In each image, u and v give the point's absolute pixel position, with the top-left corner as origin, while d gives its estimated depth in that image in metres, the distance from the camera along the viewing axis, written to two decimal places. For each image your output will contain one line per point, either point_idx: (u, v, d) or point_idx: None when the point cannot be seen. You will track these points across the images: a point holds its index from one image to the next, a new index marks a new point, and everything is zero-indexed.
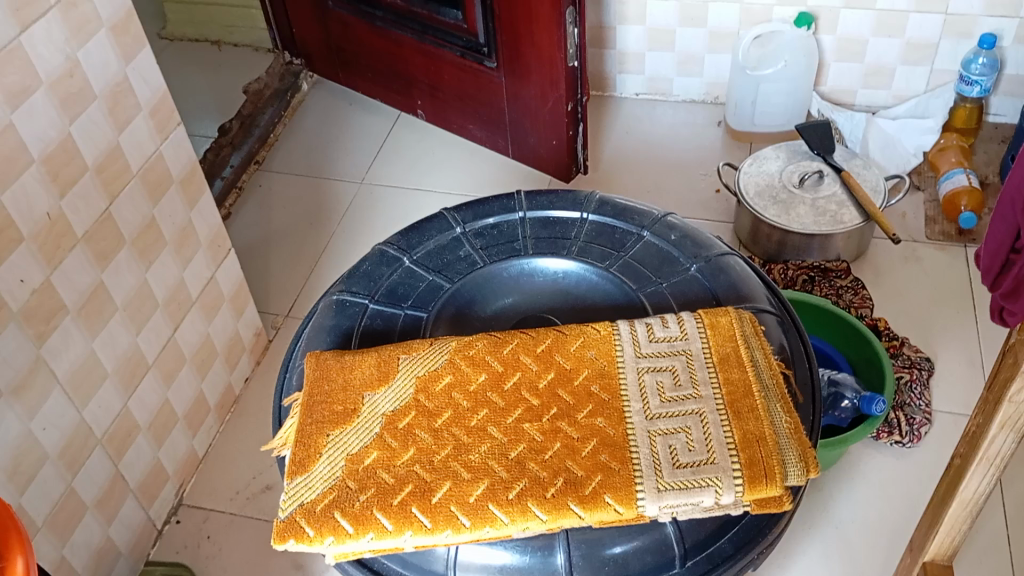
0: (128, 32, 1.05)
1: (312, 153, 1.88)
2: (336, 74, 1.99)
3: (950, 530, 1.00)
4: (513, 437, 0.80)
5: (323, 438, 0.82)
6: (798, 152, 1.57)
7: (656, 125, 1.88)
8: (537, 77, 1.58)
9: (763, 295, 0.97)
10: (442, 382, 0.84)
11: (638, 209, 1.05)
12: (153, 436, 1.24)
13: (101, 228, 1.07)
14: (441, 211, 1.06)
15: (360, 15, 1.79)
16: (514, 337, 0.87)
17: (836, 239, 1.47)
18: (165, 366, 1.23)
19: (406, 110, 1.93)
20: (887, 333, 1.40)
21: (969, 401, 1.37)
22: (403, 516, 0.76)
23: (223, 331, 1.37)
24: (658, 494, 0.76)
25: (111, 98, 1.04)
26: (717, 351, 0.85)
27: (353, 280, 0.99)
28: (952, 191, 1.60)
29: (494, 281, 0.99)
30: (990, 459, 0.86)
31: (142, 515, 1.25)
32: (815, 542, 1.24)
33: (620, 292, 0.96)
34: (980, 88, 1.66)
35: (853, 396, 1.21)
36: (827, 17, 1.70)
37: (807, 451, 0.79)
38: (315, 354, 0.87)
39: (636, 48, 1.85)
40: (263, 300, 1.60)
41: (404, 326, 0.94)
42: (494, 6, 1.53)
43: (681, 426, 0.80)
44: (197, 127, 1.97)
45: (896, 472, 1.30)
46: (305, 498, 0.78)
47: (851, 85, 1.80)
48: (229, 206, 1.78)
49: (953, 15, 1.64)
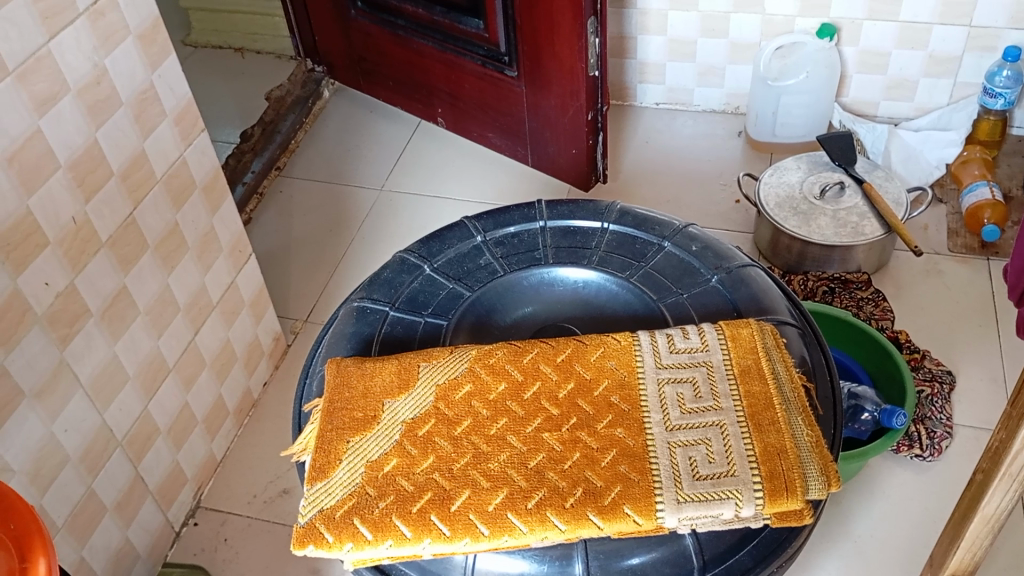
0: (155, 42, 1.06)
1: (332, 161, 1.89)
2: (357, 82, 2.01)
3: (971, 547, 0.98)
4: (532, 447, 0.80)
5: (343, 444, 0.82)
6: (819, 163, 1.57)
7: (677, 135, 1.88)
8: (558, 87, 1.58)
9: (784, 308, 0.96)
10: (462, 390, 0.84)
11: (659, 219, 1.04)
12: (172, 440, 1.25)
13: (126, 233, 1.08)
14: (462, 220, 1.06)
15: (382, 24, 1.80)
16: (534, 346, 0.87)
17: (857, 251, 1.47)
18: (185, 371, 1.24)
19: (426, 118, 1.94)
20: (908, 346, 1.40)
21: (992, 417, 1.36)
22: (422, 524, 0.76)
23: (242, 337, 1.37)
24: (677, 506, 0.75)
25: (137, 105, 1.06)
26: (738, 363, 0.84)
27: (374, 287, 1.00)
28: (975, 204, 1.59)
29: (514, 289, 0.99)
30: (1012, 476, 0.85)
31: (160, 517, 1.25)
32: (833, 555, 1.23)
33: (640, 302, 0.96)
34: (1004, 100, 1.65)
35: (873, 409, 1.20)
36: (849, 29, 1.69)
37: (829, 465, 0.79)
38: (337, 361, 0.88)
39: (657, 59, 1.85)
40: (282, 305, 1.61)
41: (424, 334, 0.94)
42: (516, 17, 1.54)
43: (701, 437, 0.80)
44: (219, 133, 1.99)
45: (916, 487, 1.29)
46: (324, 504, 0.79)
47: (873, 96, 1.80)
48: (250, 211, 1.80)
49: (977, 28, 1.63)
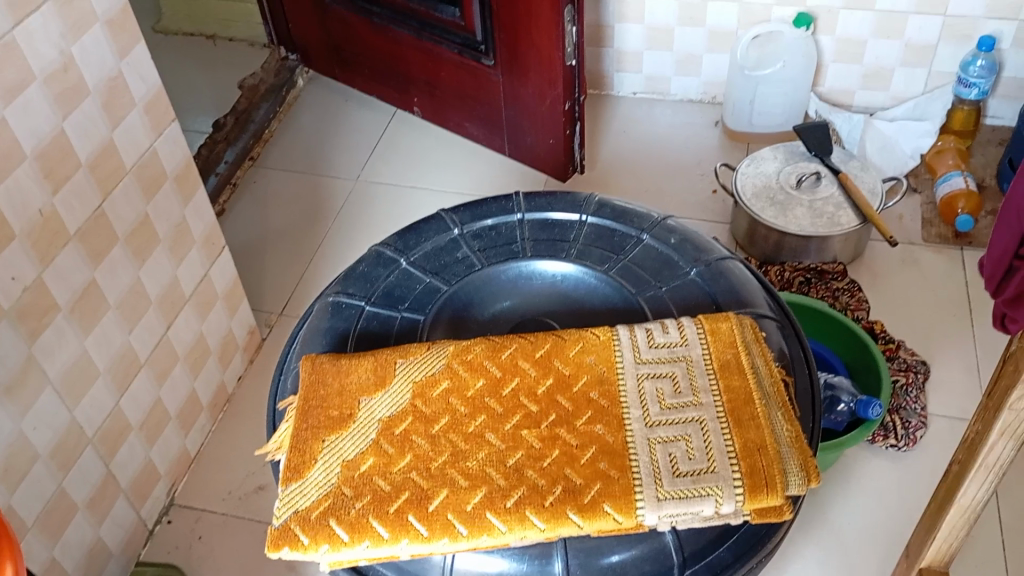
0: (124, 28, 1.03)
1: (308, 150, 1.87)
2: (333, 71, 1.98)
3: (947, 537, 0.99)
4: (511, 444, 0.79)
5: (318, 444, 0.80)
6: (795, 153, 1.57)
7: (656, 125, 1.87)
8: (536, 76, 1.57)
9: (763, 300, 0.96)
10: (439, 387, 0.83)
11: (638, 211, 1.04)
12: (146, 435, 1.23)
13: (96, 225, 1.05)
14: (439, 212, 1.04)
15: (358, 11, 1.77)
16: (512, 341, 0.86)
17: (833, 241, 1.47)
18: (158, 365, 1.22)
19: (402, 107, 1.91)
20: (883, 337, 1.41)
21: (966, 406, 1.37)
22: (400, 524, 0.75)
23: (216, 330, 1.35)
24: (657, 503, 0.75)
25: (106, 94, 1.03)
26: (717, 357, 0.84)
27: (349, 282, 0.98)
28: (949, 194, 1.60)
29: (492, 283, 0.98)
30: (988, 467, 0.87)
31: (133, 514, 1.23)
32: (810, 546, 1.23)
33: (620, 296, 0.95)
34: (978, 90, 1.66)
35: (849, 399, 1.21)
36: (826, 18, 1.69)
37: (808, 460, 0.78)
38: (311, 358, 0.86)
39: (635, 47, 1.84)
40: (257, 298, 1.59)
41: (401, 329, 0.93)
42: (492, 4, 1.52)
43: (681, 433, 0.79)
44: (191, 122, 1.95)
45: (892, 477, 1.30)
46: (300, 505, 0.77)
47: (850, 86, 1.80)
48: (223, 201, 1.77)
49: (953, 18, 1.63)
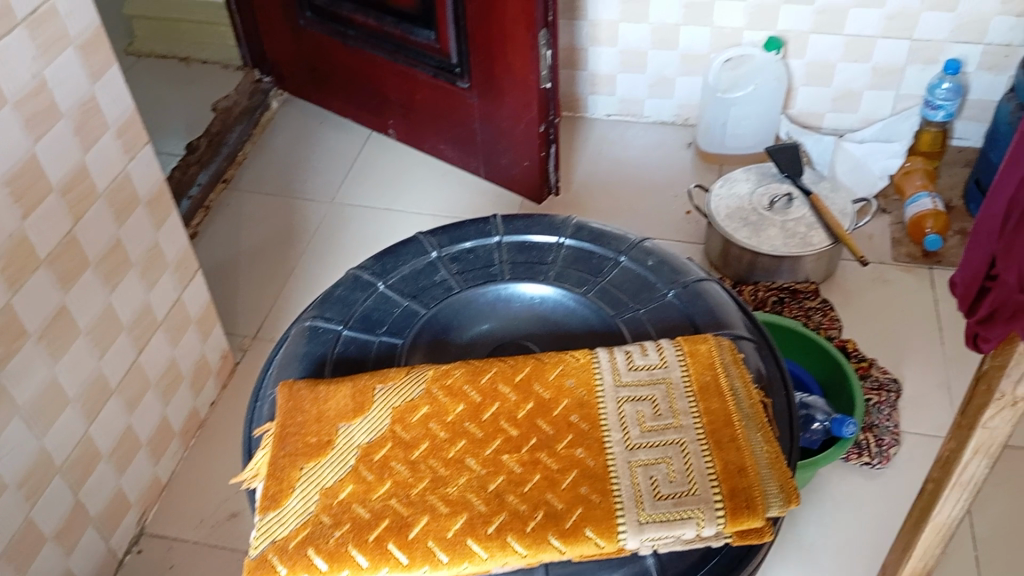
0: (98, 51, 1.02)
1: (282, 172, 1.86)
2: (309, 92, 1.97)
3: (923, 555, 1.00)
4: (491, 469, 0.79)
5: (296, 471, 0.79)
6: (767, 174, 1.59)
7: (629, 147, 1.88)
8: (511, 98, 1.57)
9: (740, 322, 0.96)
10: (419, 412, 0.82)
11: (615, 233, 1.04)
12: (117, 463, 1.20)
13: (67, 251, 1.04)
14: (416, 235, 1.04)
15: (333, 34, 1.78)
16: (492, 365, 0.86)
17: (806, 261, 1.48)
18: (129, 392, 1.20)
19: (377, 129, 1.91)
20: (856, 355, 1.42)
21: (938, 423, 1.38)
22: (379, 553, 0.74)
23: (189, 354, 1.34)
24: (639, 527, 0.75)
25: (79, 118, 1.02)
26: (697, 379, 0.84)
27: (327, 306, 0.97)
28: (918, 214, 1.62)
29: (471, 306, 0.98)
30: (963, 485, 0.87)
31: (103, 544, 1.21)
32: (788, 566, 1.23)
33: (598, 318, 0.95)
34: (944, 112, 1.69)
35: (824, 418, 1.21)
36: (796, 42, 1.72)
37: (788, 481, 0.78)
38: (288, 384, 0.85)
39: (609, 70, 1.86)
40: (230, 321, 1.57)
41: (379, 353, 0.92)
42: (467, 27, 1.52)
43: (662, 456, 0.79)
44: (164, 144, 1.94)
45: (867, 495, 1.31)
46: (278, 534, 0.76)
47: (820, 108, 1.82)
48: (196, 224, 1.75)
49: (919, 41, 1.67)
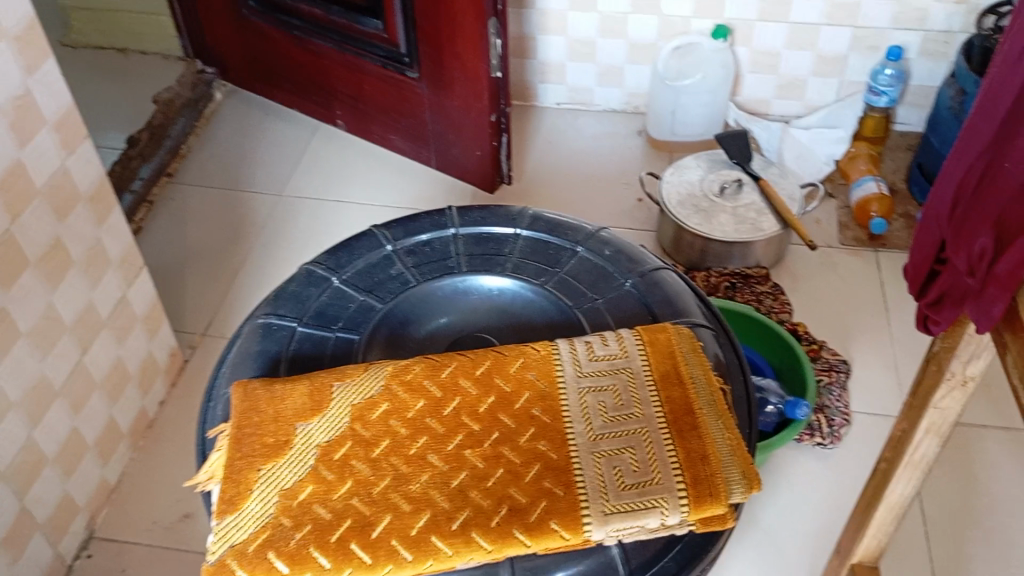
0: (32, 43, 0.98)
1: (228, 165, 1.82)
2: (253, 84, 1.93)
3: (877, 533, 1.02)
4: (454, 465, 0.78)
5: (254, 473, 0.77)
6: (717, 161, 1.60)
7: (580, 135, 1.88)
8: (461, 88, 1.56)
9: (698, 309, 0.97)
10: (379, 409, 0.81)
11: (571, 223, 1.03)
12: (63, 467, 1.16)
13: (4, 249, 1.00)
14: (371, 229, 1.02)
15: (278, 24, 1.74)
16: (451, 360, 0.85)
17: (756, 246, 1.50)
18: (74, 394, 1.16)
19: (325, 121, 1.88)
20: (807, 338, 1.44)
21: (887, 403, 1.41)
22: (342, 554, 0.72)
23: (136, 354, 1.30)
24: (604, 518, 0.75)
25: (14, 112, 0.98)
26: (657, 368, 0.84)
27: (280, 302, 0.95)
28: (863, 199, 1.65)
29: (429, 299, 0.97)
30: (915, 464, 0.89)
31: (50, 551, 1.17)
32: (745, 547, 1.25)
33: (557, 309, 0.95)
34: (888, 98, 1.71)
35: (777, 401, 1.23)
36: (743, 30, 1.73)
37: (749, 468, 0.79)
38: (243, 384, 0.83)
39: (558, 58, 1.85)
40: (178, 319, 1.53)
41: (336, 349, 0.91)
42: (415, 16, 1.50)
43: (625, 446, 0.79)
44: (104, 138, 1.88)
45: (820, 474, 1.33)
46: (236, 539, 0.74)
47: (767, 95, 1.84)
48: (140, 220, 1.71)
49: (862, 29, 1.69)
